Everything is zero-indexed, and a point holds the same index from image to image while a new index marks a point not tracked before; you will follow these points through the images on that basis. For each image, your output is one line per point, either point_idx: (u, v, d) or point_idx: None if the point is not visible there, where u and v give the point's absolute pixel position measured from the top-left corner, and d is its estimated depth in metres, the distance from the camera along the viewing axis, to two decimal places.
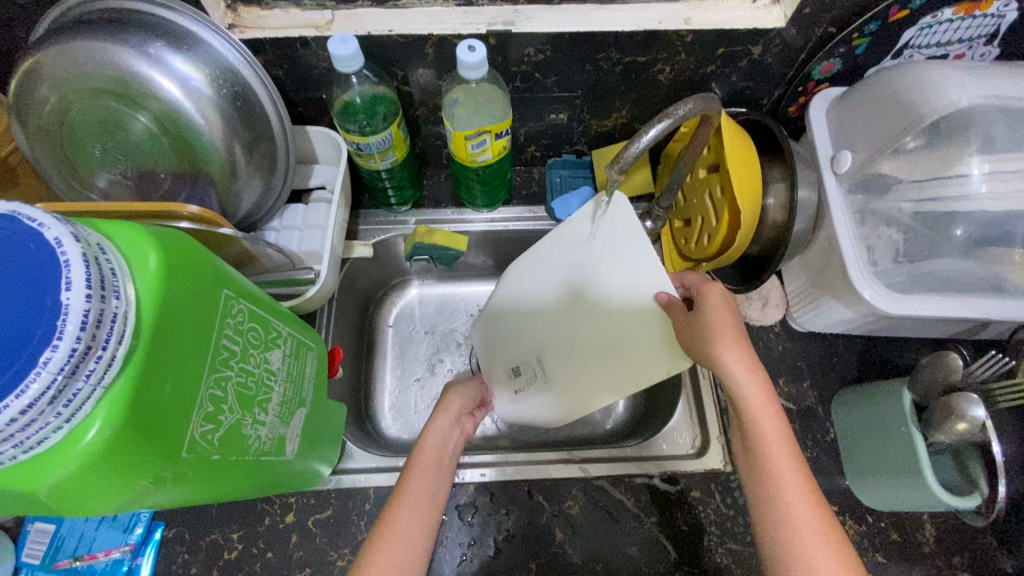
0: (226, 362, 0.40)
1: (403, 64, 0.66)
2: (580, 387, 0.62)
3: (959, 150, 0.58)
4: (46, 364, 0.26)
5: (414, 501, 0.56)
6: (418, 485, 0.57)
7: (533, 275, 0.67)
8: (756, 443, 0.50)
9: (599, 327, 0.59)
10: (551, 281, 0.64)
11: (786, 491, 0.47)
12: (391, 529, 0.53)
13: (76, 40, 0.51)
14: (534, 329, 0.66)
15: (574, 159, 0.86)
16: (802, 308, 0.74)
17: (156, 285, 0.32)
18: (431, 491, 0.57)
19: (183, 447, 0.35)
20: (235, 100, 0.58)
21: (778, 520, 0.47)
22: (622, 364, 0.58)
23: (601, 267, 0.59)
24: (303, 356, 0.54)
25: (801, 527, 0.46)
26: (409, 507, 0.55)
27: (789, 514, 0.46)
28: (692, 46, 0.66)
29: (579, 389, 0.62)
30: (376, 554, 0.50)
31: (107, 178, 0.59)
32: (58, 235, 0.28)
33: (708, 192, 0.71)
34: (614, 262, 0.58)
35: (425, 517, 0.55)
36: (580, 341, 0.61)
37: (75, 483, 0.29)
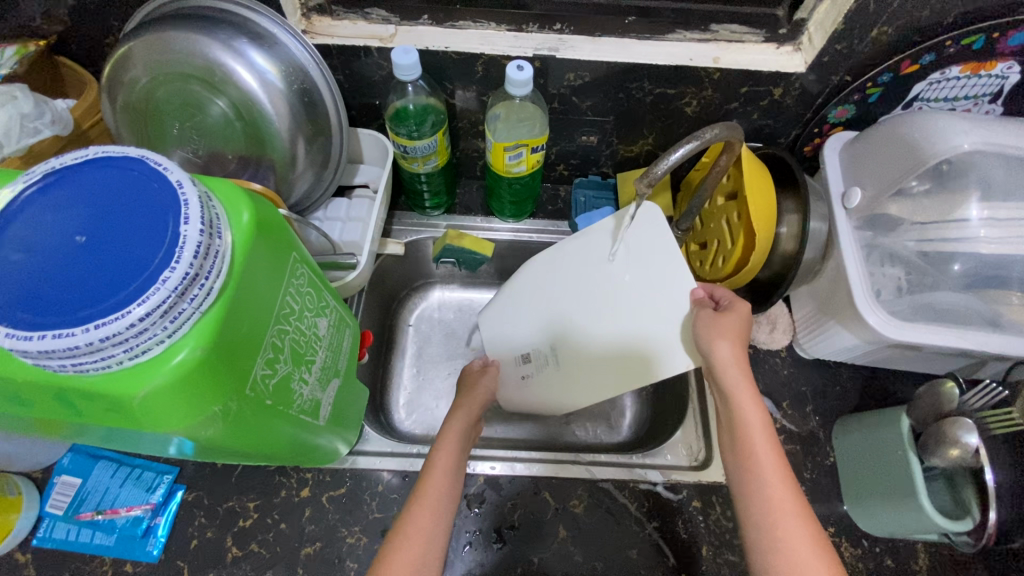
0: (286, 317, 0.44)
1: (453, 79, 0.73)
2: (551, 396, 0.72)
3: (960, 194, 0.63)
4: (164, 282, 0.30)
5: (434, 501, 0.56)
6: (434, 486, 0.57)
7: (521, 277, 0.76)
8: (745, 449, 0.55)
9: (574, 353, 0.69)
10: (533, 284, 0.74)
11: (769, 482, 0.52)
12: (411, 528, 0.54)
13: (173, 30, 0.57)
14: (514, 319, 0.75)
15: (599, 180, 0.92)
16: (807, 334, 0.78)
17: (247, 235, 0.37)
18: (448, 493, 0.57)
19: (247, 385, 0.39)
20: (302, 96, 0.64)
21: (767, 509, 0.51)
22: (580, 379, 0.69)
23: (603, 290, 0.67)
24: (343, 331, 0.58)
25: (782, 525, 0.50)
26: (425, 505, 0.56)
27: (775, 502, 0.51)
28: (718, 83, 0.72)
29: (549, 397, 0.73)
30: (399, 548, 0.53)
31: (180, 156, 0.64)
32: (179, 178, 0.33)
33: (725, 217, 0.75)
34: (614, 284, 0.66)
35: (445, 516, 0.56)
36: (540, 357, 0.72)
37: (162, 398, 0.33)
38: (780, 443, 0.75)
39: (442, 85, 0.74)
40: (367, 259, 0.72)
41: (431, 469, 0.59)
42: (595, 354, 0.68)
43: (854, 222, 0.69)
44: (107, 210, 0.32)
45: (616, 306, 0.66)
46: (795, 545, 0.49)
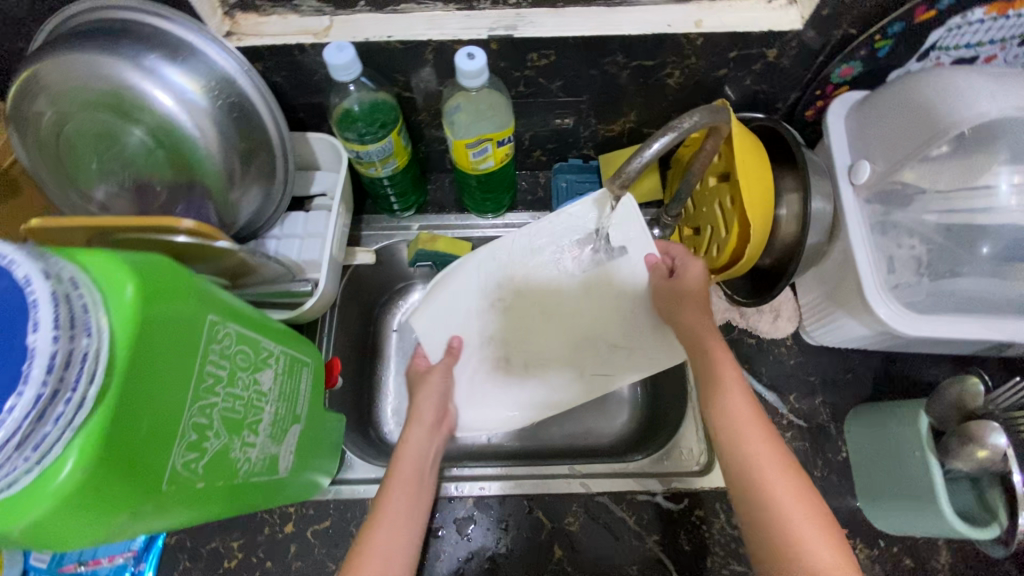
0: (212, 388, 0.39)
1: (403, 71, 0.65)
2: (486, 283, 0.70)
3: (986, 161, 0.55)
4: (11, 411, 0.25)
5: (393, 517, 0.55)
6: (391, 500, 0.56)
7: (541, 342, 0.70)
8: (716, 401, 0.53)
9: (545, 319, 0.70)
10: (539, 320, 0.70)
11: (741, 426, 0.51)
12: (370, 546, 0.52)
13: (71, 53, 0.50)
14: (529, 342, 0.70)
15: (581, 163, 0.84)
16: (814, 321, 0.71)
17: (134, 317, 0.31)
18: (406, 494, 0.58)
19: (165, 478, 0.35)
20: (232, 111, 0.57)
21: (743, 462, 0.49)
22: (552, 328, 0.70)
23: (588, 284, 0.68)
24: (297, 373, 0.53)
25: (766, 481, 0.48)
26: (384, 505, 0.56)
27: (750, 453, 0.49)
28: (703, 50, 0.63)
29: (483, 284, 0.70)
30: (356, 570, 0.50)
31: (105, 190, 0.58)
32: (27, 273, 0.27)
33: (718, 201, 0.68)
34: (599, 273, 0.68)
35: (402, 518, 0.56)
36: (539, 338, 0.70)
37: (49, 523, 0.29)
38: (788, 441, 0.70)
39: (392, 79, 0.66)
40: (326, 278, 0.67)
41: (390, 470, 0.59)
42: (590, 325, 0.69)
43: (862, 198, 0.61)
44: None
45: (600, 283, 0.68)
46: (784, 509, 0.46)
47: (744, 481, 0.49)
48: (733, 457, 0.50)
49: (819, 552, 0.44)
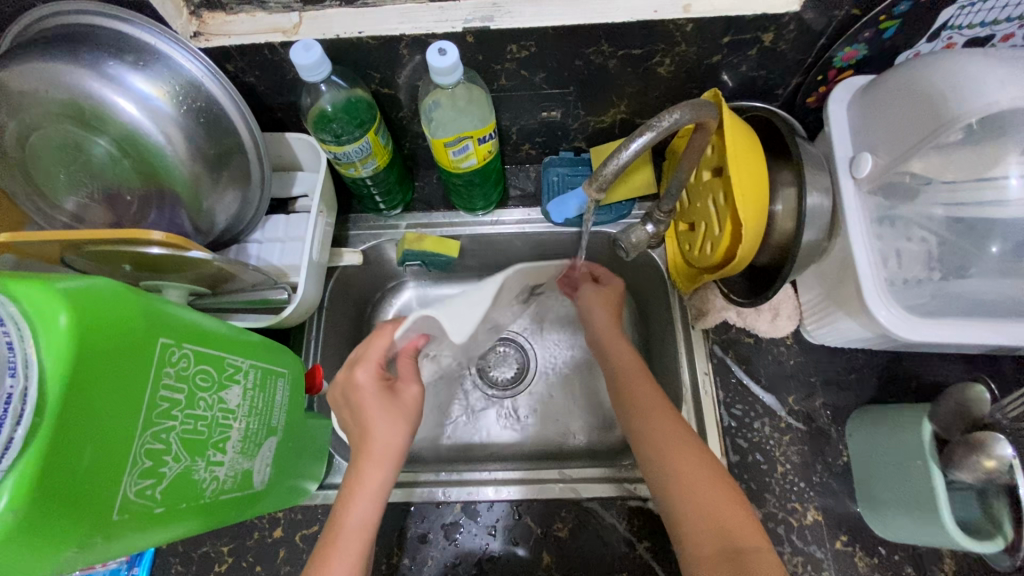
0: (168, 412, 0.38)
1: (379, 67, 0.62)
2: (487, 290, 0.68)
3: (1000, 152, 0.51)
4: None
5: None
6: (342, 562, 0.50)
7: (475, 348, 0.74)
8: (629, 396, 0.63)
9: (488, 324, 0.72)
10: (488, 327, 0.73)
11: (651, 421, 0.59)
12: None
13: (30, 64, 0.49)
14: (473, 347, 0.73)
15: (572, 156, 0.81)
16: (815, 321, 0.68)
17: (66, 351, 0.31)
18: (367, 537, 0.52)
19: (115, 509, 0.34)
20: (199, 117, 0.55)
21: (656, 448, 0.57)
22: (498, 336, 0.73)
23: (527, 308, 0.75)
24: (271, 385, 0.53)
25: (679, 468, 0.55)
26: (340, 555, 0.50)
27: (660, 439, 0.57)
28: (693, 36, 0.59)
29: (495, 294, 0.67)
30: None
31: (76, 201, 0.57)
32: None
33: (711, 197, 0.64)
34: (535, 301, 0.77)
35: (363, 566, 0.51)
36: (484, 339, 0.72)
37: None
38: (786, 444, 0.68)
39: (366, 75, 0.63)
40: (305, 286, 0.65)
41: (345, 510, 0.53)
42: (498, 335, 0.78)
43: (865, 191, 0.58)
44: None
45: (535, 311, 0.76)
46: (697, 487, 0.53)
47: (679, 498, 0.54)
48: (650, 449, 0.58)
49: (741, 531, 0.50)
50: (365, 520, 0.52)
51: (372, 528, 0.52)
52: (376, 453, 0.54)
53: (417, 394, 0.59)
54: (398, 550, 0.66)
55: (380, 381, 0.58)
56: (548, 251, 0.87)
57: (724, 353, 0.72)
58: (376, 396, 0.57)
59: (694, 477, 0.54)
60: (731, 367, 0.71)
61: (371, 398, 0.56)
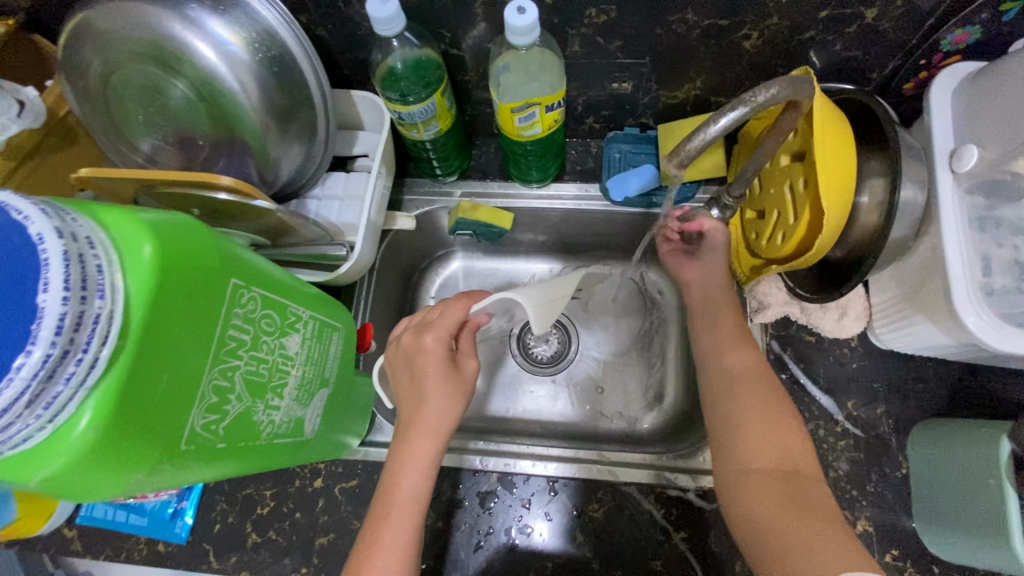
0: (234, 352, 0.39)
1: (451, 26, 0.61)
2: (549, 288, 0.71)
3: None
4: (19, 370, 0.25)
5: (398, 556, 0.51)
6: (393, 532, 0.52)
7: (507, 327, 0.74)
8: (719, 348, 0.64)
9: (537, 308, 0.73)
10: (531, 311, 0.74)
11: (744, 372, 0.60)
12: None
13: (118, 3, 0.50)
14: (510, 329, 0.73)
15: (637, 133, 0.77)
16: (886, 323, 0.64)
17: (148, 277, 0.31)
18: (417, 508, 0.53)
19: (183, 440, 0.35)
20: (272, 66, 0.55)
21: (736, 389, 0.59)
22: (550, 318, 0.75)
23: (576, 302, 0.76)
24: (327, 338, 0.53)
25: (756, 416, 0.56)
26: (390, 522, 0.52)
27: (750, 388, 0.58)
28: (788, 8, 0.55)
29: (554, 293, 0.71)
30: None
31: (151, 142, 0.59)
32: (40, 230, 0.27)
33: (789, 183, 0.61)
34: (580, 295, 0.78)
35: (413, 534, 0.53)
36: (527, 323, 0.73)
37: (65, 477, 0.29)
38: (840, 449, 0.65)
39: (438, 34, 0.62)
40: (365, 245, 0.66)
41: (396, 480, 0.54)
42: None
43: (963, 187, 0.53)
44: None
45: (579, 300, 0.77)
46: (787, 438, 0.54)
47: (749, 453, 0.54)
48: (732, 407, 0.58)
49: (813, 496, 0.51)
50: (417, 494, 0.54)
51: (420, 499, 0.54)
52: (426, 426, 0.55)
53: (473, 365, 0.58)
54: (433, 513, 0.66)
55: (442, 352, 0.57)
56: (602, 230, 0.84)
57: (782, 349, 0.69)
58: (439, 369, 0.56)
59: (763, 416, 0.56)
60: (788, 364, 0.68)
61: (430, 373, 0.56)
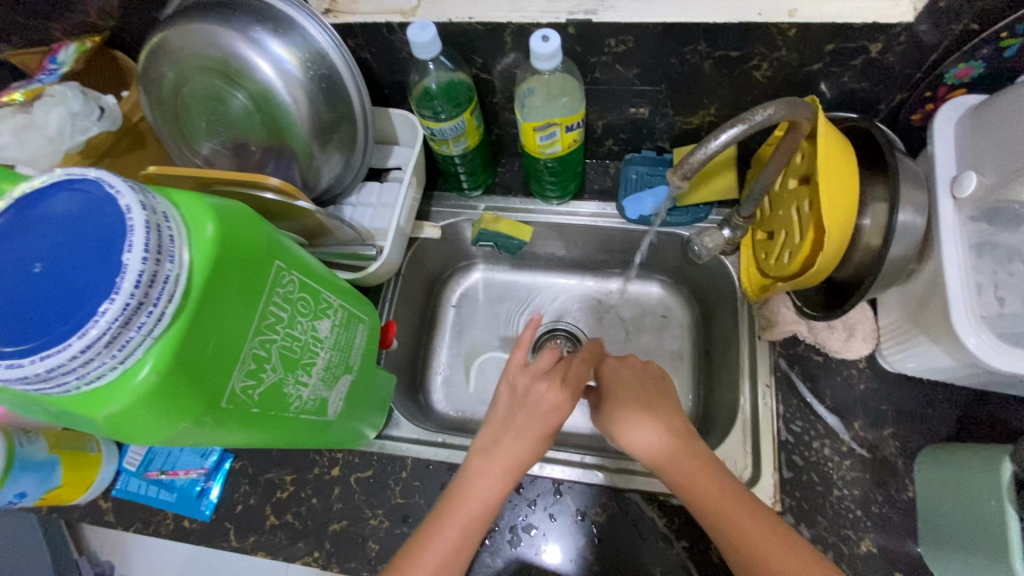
0: (272, 326, 0.43)
1: (482, 52, 0.67)
2: None
3: None
4: (104, 314, 0.30)
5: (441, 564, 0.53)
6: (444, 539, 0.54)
7: None
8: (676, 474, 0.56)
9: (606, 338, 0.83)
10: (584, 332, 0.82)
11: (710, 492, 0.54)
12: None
13: (193, 24, 0.58)
14: None
15: (654, 156, 0.82)
16: (893, 345, 0.65)
17: (209, 250, 0.36)
18: (483, 517, 0.56)
19: (224, 398, 0.39)
20: (321, 83, 0.62)
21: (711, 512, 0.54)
22: None
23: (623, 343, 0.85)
24: (353, 328, 0.58)
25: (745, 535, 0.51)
26: (455, 520, 0.55)
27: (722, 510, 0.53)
28: (795, 42, 0.59)
29: None
30: None
31: (210, 147, 0.66)
32: (129, 203, 0.32)
33: (795, 205, 0.64)
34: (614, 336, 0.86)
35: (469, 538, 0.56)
36: None
37: (127, 416, 0.34)
38: (844, 468, 0.65)
39: (470, 59, 0.68)
40: (389, 248, 0.70)
41: (471, 486, 0.57)
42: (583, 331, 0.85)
43: (965, 212, 0.55)
44: (67, 235, 0.32)
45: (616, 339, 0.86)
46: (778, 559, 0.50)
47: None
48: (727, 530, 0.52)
49: None
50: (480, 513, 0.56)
51: (488, 511, 0.56)
52: (515, 457, 0.58)
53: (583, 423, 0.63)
54: None
55: (563, 400, 0.60)
56: (617, 247, 0.88)
57: (790, 368, 0.71)
58: (546, 414, 0.59)
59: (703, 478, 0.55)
60: (795, 382, 0.70)
61: (546, 417, 0.60)
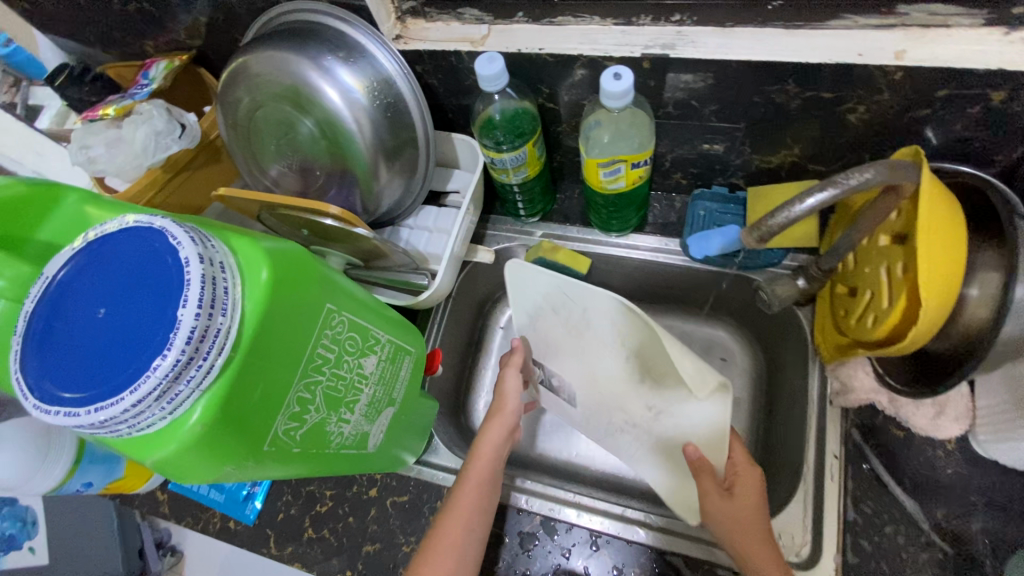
0: (318, 368, 0.43)
1: (550, 82, 0.65)
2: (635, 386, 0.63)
3: None
4: (155, 370, 0.30)
5: (465, 516, 0.59)
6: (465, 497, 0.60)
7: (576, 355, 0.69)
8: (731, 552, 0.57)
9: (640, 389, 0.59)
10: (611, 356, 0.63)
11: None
12: (438, 537, 0.57)
13: (269, 53, 0.59)
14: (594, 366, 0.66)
15: (725, 193, 0.76)
16: (991, 430, 0.58)
17: (261, 299, 0.36)
18: (476, 512, 0.60)
19: (267, 441, 0.39)
20: (386, 110, 0.63)
21: None
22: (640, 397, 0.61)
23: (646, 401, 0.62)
24: (399, 361, 0.57)
25: None
26: (455, 520, 0.58)
27: None
28: (899, 86, 0.53)
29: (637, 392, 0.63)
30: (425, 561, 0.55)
31: (278, 169, 0.68)
32: (188, 255, 0.32)
33: (886, 265, 0.57)
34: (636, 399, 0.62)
35: (472, 532, 0.59)
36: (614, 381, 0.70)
37: (173, 461, 0.34)
38: (919, 562, 0.58)
39: (537, 88, 0.66)
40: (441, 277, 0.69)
41: (460, 487, 0.61)
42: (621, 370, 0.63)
43: None
44: (131, 284, 0.33)
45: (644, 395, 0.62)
46: None
47: None
48: None
49: None
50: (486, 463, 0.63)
51: (491, 464, 0.63)
52: (500, 415, 0.66)
53: (516, 386, 0.68)
54: None
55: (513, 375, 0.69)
56: (678, 283, 0.84)
57: (863, 441, 0.64)
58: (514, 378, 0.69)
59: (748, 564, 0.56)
60: (868, 457, 0.63)
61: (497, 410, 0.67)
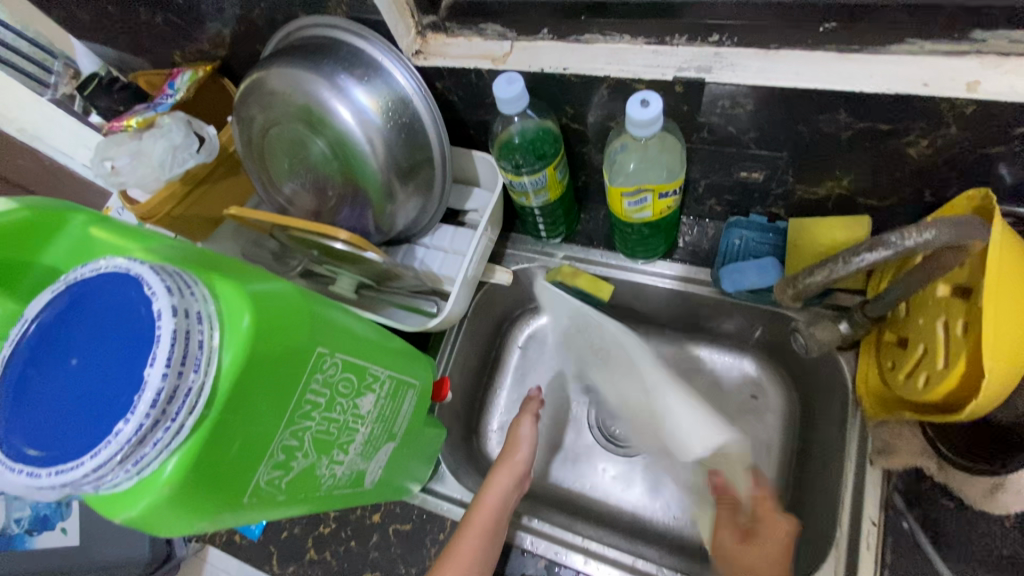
0: (308, 413, 0.41)
1: (575, 103, 0.61)
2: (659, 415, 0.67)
3: None
4: (118, 434, 0.28)
5: (466, 561, 0.55)
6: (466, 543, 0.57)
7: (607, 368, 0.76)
8: None
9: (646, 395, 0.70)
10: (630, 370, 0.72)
11: None
12: None
13: (283, 70, 0.57)
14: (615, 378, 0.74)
15: (763, 222, 0.70)
16: None
17: (241, 351, 0.34)
18: (477, 562, 0.56)
19: (247, 493, 0.38)
20: (401, 131, 0.60)
21: None
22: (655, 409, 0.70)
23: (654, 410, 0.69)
24: (401, 396, 0.55)
25: None
26: (454, 567, 0.54)
27: None
28: (971, 120, 0.46)
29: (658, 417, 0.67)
30: None
31: (291, 187, 0.66)
32: (161, 308, 0.30)
33: (943, 321, 0.51)
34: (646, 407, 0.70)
35: None
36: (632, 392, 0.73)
37: (143, 518, 0.33)
38: None
39: (561, 108, 0.62)
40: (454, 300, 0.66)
41: (463, 532, 0.58)
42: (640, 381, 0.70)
43: None
44: (105, 334, 0.31)
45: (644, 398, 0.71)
46: None
47: None
48: None
49: None
50: (496, 506, 0.61)
51: (498, 510, 0.61)
52: (513, 462, 0.66)
53: (529, 434, 0.69)
54: None
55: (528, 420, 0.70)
56: (709, 315, 0.78)
57: (907, 510, 0.58)
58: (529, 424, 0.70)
59: None
60: (911, 528, 0.57)
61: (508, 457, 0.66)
